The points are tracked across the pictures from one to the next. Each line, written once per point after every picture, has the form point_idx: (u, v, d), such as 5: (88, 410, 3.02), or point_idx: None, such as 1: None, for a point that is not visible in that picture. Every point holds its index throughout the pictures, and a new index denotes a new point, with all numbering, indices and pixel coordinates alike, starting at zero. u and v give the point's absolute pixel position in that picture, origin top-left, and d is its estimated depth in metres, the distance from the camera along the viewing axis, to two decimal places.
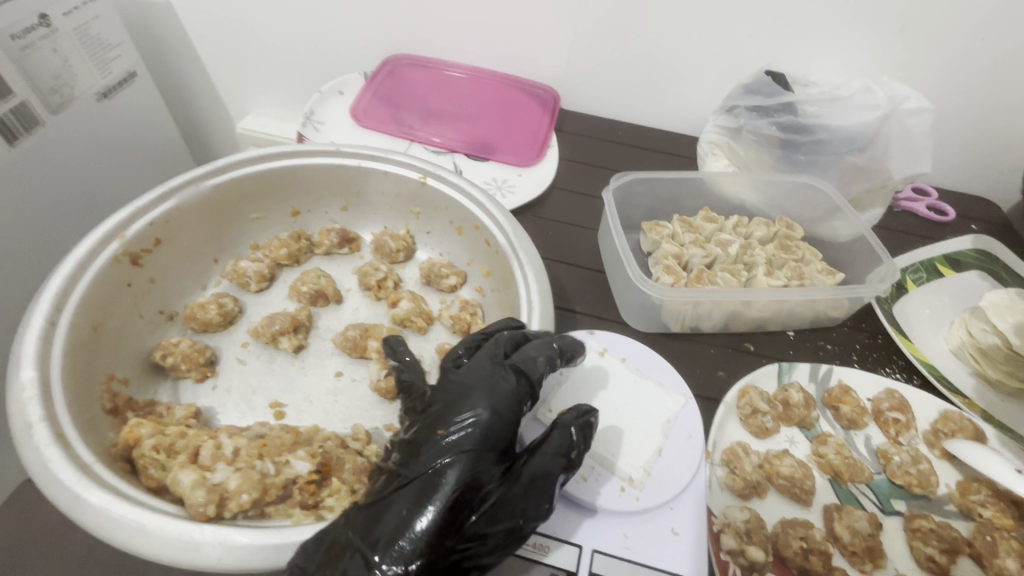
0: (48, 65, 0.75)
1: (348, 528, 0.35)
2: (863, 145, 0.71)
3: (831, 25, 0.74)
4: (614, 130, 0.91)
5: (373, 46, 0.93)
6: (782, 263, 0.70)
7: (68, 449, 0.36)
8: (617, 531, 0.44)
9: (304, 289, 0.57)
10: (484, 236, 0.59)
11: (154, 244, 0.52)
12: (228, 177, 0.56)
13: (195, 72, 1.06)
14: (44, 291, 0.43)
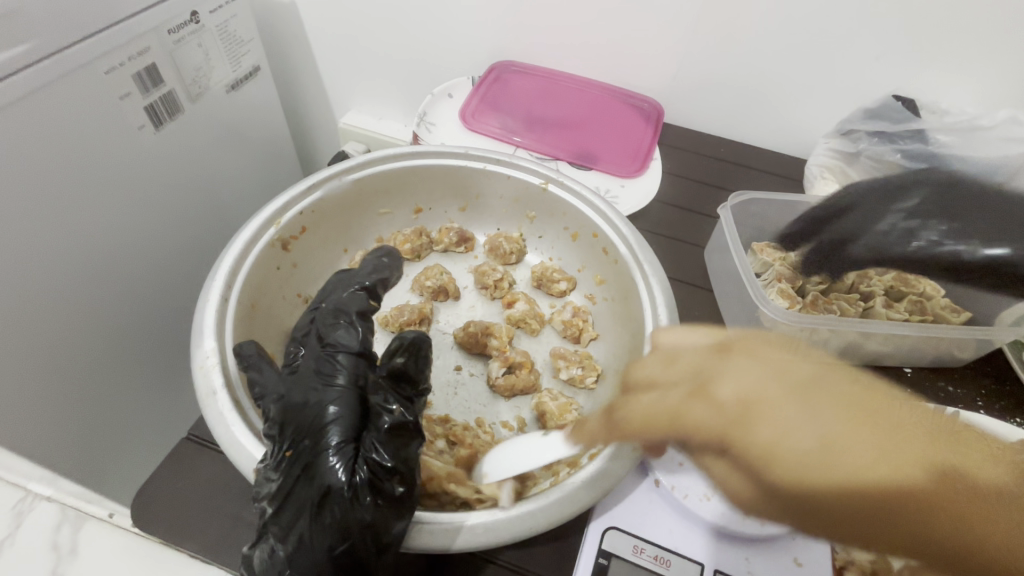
0: (193, 58, 0.81)
1: (289, 486, 0.35)
2: (1001, 180, 0.68)
3: (973, 50, 0.70)
4: (716, 146, 0.90)
5: (481, 51, 0.96)
6: (901, 296, 0.67)
7: (244, 415, 0.40)
8: (739, 554, 0.44)
9: (428, 284, 0.60)
10: (601, 245, 0.60)
11: (300, 231, 0.56)
12: (366, 173, 0.59)
13: (307, 69, 1.12)
14: (217, 270, 0.47)
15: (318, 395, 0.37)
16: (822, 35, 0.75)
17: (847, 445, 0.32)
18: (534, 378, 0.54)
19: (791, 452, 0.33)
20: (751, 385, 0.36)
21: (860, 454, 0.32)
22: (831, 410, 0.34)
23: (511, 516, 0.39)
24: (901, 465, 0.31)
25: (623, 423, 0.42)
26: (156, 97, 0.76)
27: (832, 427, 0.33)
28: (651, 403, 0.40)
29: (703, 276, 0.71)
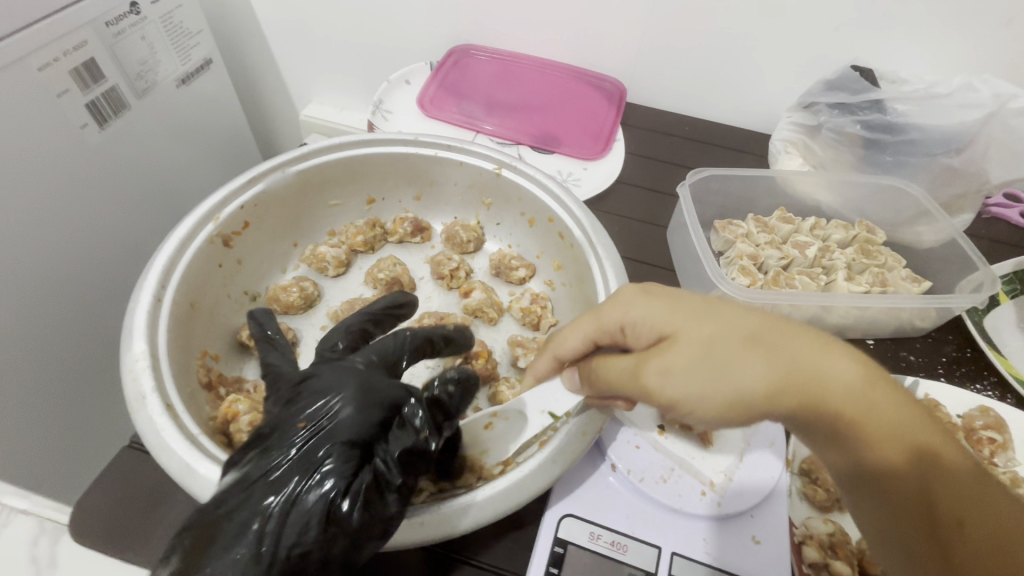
0: (136, 51, 0.77)
1: (261, 492, 0.33)
2: (959, 147, 0.67)
3: (929, 20, 0.70)
4: (681, 124, 0.89)
5: (439, 36, 0.94)
6: (862, 268, 0.67)
7: (177, 419, 0.38)
8: (697, 535, 0.43)
9: (380, 276, 0.58)
10: (558, 229, 0.59)
11: (242, 227, 0.54)
12: (311, 163, 0.57)
13: (263, 60, 1.09)
14: (149, 270, 0.45)
15: (335, 399, 0.37)
16: (781, 5, 0.73)
17: (757, 341, 0.35)
18: (492, 367, 0.54)
19: (710, 321, 0.36)
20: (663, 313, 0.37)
21: (734, 341, 0.35)
22: (743, 312, 0.36)
23: (441, 513, 0.38)
24: (837, 355, 0.35)
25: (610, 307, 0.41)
26: (98, 94, 0.72)
27: (739, 329, 0.35)
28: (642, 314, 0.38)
29: (666, 256, 0.70)
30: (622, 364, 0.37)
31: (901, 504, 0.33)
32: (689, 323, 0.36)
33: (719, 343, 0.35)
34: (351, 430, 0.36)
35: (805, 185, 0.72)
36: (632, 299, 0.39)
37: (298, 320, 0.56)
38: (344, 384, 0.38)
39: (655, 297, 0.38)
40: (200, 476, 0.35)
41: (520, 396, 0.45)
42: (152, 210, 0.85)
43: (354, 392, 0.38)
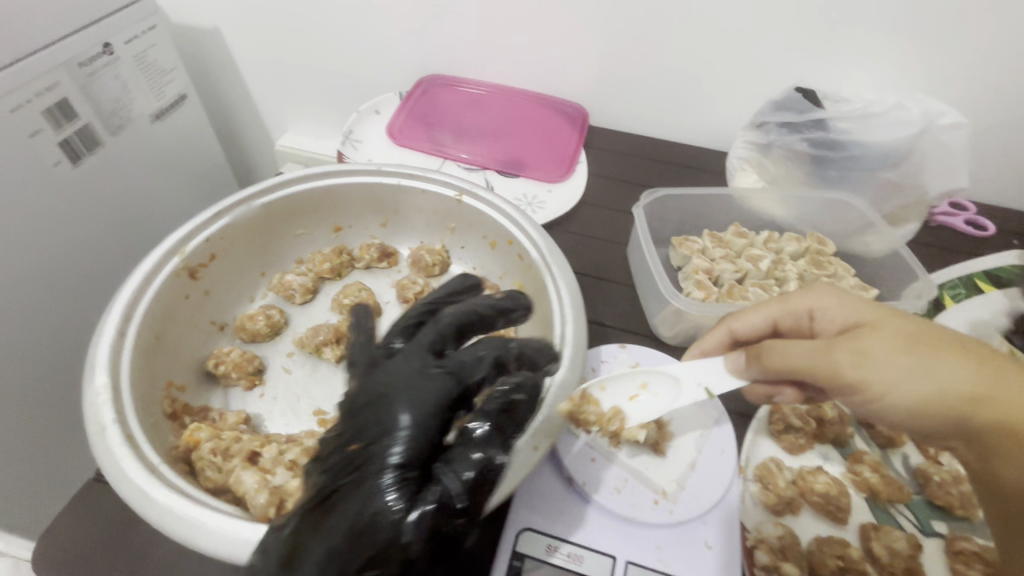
0: (110, 90, 0.79)
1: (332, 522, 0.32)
2: (896, 161, 0.71)
3: (863, 44, 0.74)
4: (642, 145, 0.92)
5: (407, 68, 0.97)
6: (814, 278, 0.69)
7: (136, 449, 0.39)
8: (651, 543, 0.45)
9: (346, 302, 0.60)
10: (517, 251, 0.61)
11: (209, 259, 0.56)
12: (277, 195, 0.60)
13: (238, 94, 1.12)
14: (114, 304, 0.46)
15: (396, 404, 0.36)
16: (725, 33, 0.78)
17: (945, 358, 0.39)
18: None
19: (891, 328, 0.41)
20: (855, 311, 0.43)
21: (911, 349, 0.39)
22: (916, 323, 0.41)
23: None
24: (1007, 378, 0.38)
25: (795, 300, 0.47)
26: (71, 132, 0.74)
27: (921, 339, 0.40)
28: (842, 313, 0.44)
29: (627, 273, 0.72)
30: (811, 347, 0.41)
31: (1017, 515, 0.37)
32: (887, 322, 0.41)
33: (908, 350, 0.39)
34: (393, 440, 0.34)
35: (758, 201, 0.76)
36: (824, 295, 0.45)
37: (265, 347, 0.58)
38: (392, 390, 0.37)
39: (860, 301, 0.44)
40: (157, 503, 0.36)
41: (671, 369, 0.51)
42: (125, 243, 0.86)
43: (421, 395, 0.36)
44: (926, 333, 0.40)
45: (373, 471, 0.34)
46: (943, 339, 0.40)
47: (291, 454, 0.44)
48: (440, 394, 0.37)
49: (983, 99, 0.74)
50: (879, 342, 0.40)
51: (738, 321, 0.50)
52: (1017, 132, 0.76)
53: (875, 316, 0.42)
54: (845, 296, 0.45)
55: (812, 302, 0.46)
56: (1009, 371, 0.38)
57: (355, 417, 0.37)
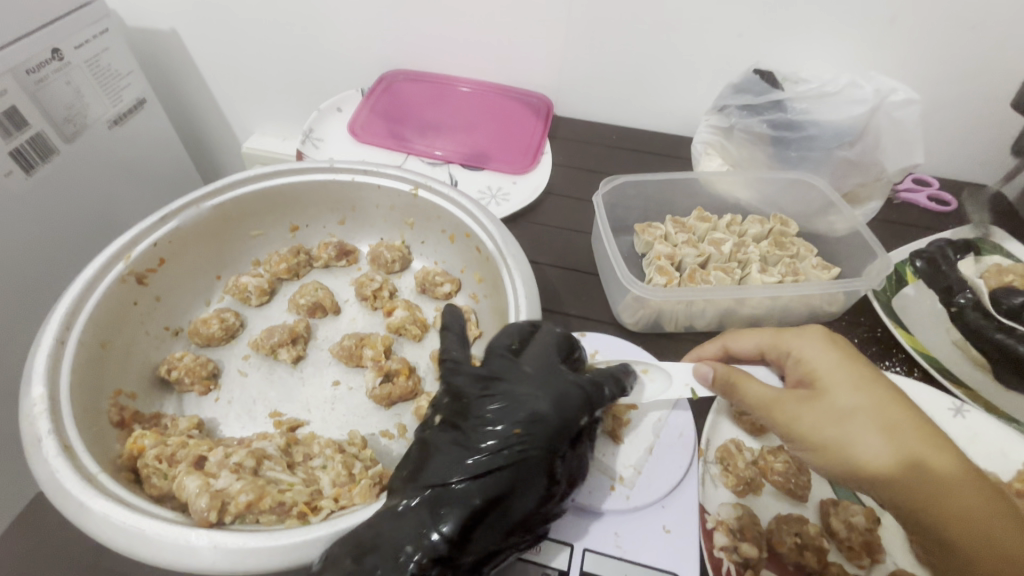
0: (62, 96, 0.76)
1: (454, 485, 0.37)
2: (853, 139, 0.72)
3: (819, 23, 0.74)
4: (608, 134, 0.92)
5: (368, 63, 0.96)
6: (777, 260, 0.69)
7: (74, 460, 0.38)
8: (608, 530, 0.45)
9: (302, 302, 0.59)
10: (475, 244, 0.61)
11: (157, 264, 0.55)
12: (227, 196, 0.59)
13: (200, 97, 1.10)
14: (52, 313, 0.45)
15: (532, 403, 0.41)
16: (684, 17, 0.77)
17: (883, 433, 0.42)
18: (413, 383, 0.53)
19: (849, 396, 0.44)
20: (831, 369, 0.45)
21: (853, 419, 0.43)
22: (874, 397, 0.44)
23: (284, 546, 0.36)
24: (932, 459, 0.41)
25: (782, 339, 0.49)
26: (22, 140, 0.71)
27: (868, 410, 0.43)
28: (815, 366, 0.46)
29: (590, 262, 0.72)
30: (764, 395, 0.45)
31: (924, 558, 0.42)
32: (845, 388, 0.44)
33: (864, 424, 0.43)
34: (542, 431, 0.40)
35: (721, 184, 0.76)
36: (809, 337, 0.48)
37: (220, 351, 0.57)
38: (539, 392, 0.42)
39: (840, 354, 0.46)
40: (94, 512, 0.36)
41: (671, 365, 0.52)
42: (84, 252, 0.84)
43: (556, 403, 0.41)
44: (875, 407, 0.43)
45: (537, 460, 0.39)
46: (889, 414, 0.43)
47: (239, 456, 0.43)
48: (578, 407, 0.42)
49: (940, 74, 0.75)
50: (829, 408, 0.43)
51: (734, 340, 0.53)
52: (973, 106, 0.76)
53: (845, 375, 0.45)
54: (823, 349, 0.46)
55: (794, 346, 0.48)
56: (936, 456, 0.42)
57: (512, 406, 0.41)
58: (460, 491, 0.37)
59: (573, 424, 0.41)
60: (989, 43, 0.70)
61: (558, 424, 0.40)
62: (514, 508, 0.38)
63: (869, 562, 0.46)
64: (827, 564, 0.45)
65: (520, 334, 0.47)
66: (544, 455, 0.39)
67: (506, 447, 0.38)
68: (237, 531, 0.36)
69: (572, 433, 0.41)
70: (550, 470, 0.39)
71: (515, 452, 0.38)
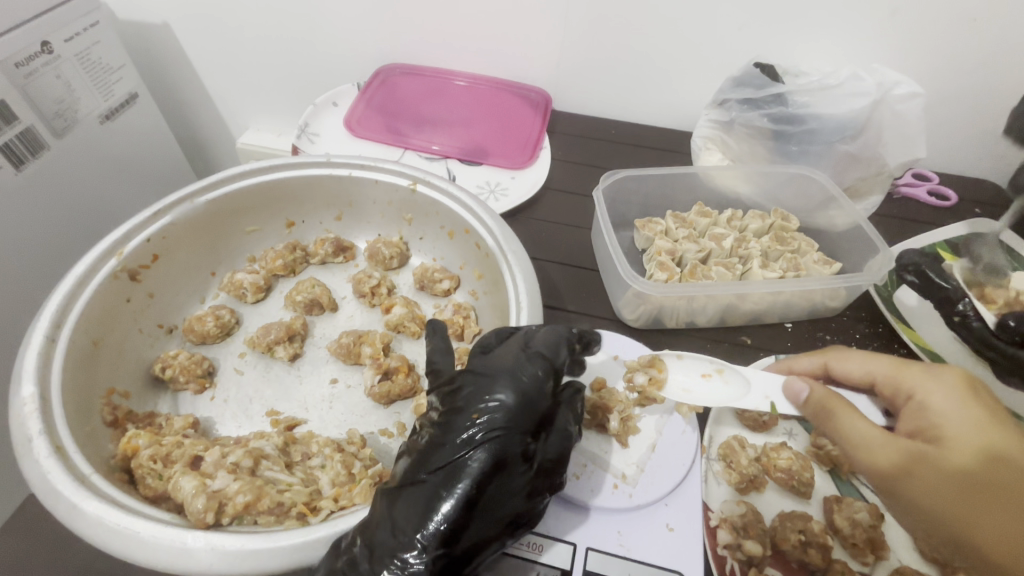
0: (51, 90, 0.74)
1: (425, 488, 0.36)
2: (854, 133, 0.71)
3: (820, 15, 0.73)
4: (607, 128, 0.91)
5: (364, 57, 0.94)
6: (778, 255, 0.69)
7: (66, 460, 0.37)
8: (611, 529, 0.44)
9: (299, 298, 0.58)
10: (474, 240, 0.60)
11: (151, 260, 0.54)
12: (222, 191, 0.58)
13: (194, 91, 1.08)
14: (42, 310, 0.44)
15: (489, 390, 0.39)
16: (683, 10, 0.76)
17: (999, 500, 0.39)
18: (412, 381, 0.52)
19: (970, 451, 0.41)
20: (957, 421, 0.42)
21: (963, 476, 0.40)
22: (1005, 460, 0.40)
23: (283, 547, 0.35)
24: None
25: (903, 377, 0.46)
26: (11, 135, 0.69)
27: (987, 473, 0.40)
28: (942, 415, 0.43)
29: (591, 257, 0.71)
30: (865, 427, 0.43)
31: None
32: (976, 448, 0.41)
33: (988, 483, 0.39)
34: (502, 414, 0.38)
35: (722, 179, 0.75)
36: (940, 382, 0.44)
37: (215, 349, 0.56)
38: (492, 377, 0.40)
39: (978, 406, 0.43)
40: (87, 513, 0.35)
41: (750, 372, 0.51)
42: (76, 249, 0.83)
43: (509, 383, 0.40)
44: (1009, 467, 0.40)
45: (505, 444, 0.37)
46: (1016, 483, 0.39)
47: (236, 455, 0.42)
48: (537, 381, 0.40)
49: (941, 68, 0.74)
50: (942, 459, 0.41)
51: (840, 361, 0.50)
52: (973, 100, 0.76)
53: (983, 433, 0.41)
54: (955, 399, 0.43)
55: (919, 388, 0.45)
56: None
57: (477, 394, 0.39)
58: (435, 482, 0.36)
59: (541, 405, 0.40)
60: (990, 37, 0.70)
61: (525, 406, 0.39)
62: (493, 492, 0.36)
63: (873, 559, 0.46)
64: (832, 562, 0.44)
65: (497, 336, 0.45)
66: (513, 434, 0.38)
67: (468, 434, 0.37)
68: (235, 532, 0.35)
69: (541, 413, 0.40)
70: (522, 447, 0.38)
71: (477, 436, 0.37)
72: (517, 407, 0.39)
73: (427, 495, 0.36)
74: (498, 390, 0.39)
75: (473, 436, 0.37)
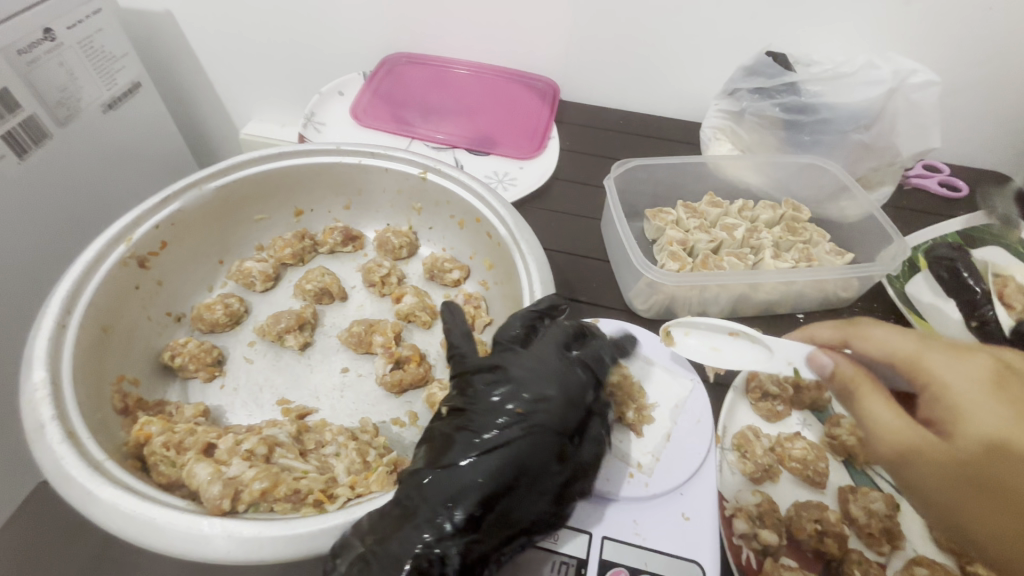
0: (54, 78, 0.73)
1: (460, 477, 0.35)
2: (867, 123, 0.70)
3: (833, 3, 0.72)
4: (615, 119, 0.90)
5: (370, 46, 0.93)
6: (790, 245, 0.68)
7: (79, 446, 0.37)
8: (627, 518, 0.44)
9: (309, 287, 0.58)
10: (485, 229, 0.59)
11: (159, 247, 0.53)
12: (231, 178, 0.57)
13: (197, 81, 1.07)
14: (51, 297, 0.44)
15: (532, 386, 0.40)
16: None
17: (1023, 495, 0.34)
18: (424, 370, 0.52)
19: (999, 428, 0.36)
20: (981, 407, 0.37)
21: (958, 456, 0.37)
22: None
23: (300, 535, 0.34)
24: None
25: (926, 365, 0.42)
26: (15, 123, 0.69)
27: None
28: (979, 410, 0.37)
29: (600, 248, 0.71)
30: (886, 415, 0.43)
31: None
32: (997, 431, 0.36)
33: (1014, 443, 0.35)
34: (543, 410, 0.39)
35: (733, 169, 0.74)
36: (971, 366, 0.40)
37: (225, 337, 0.55)
38: (536, 374, 0.41)
39: (1007, 401, 0.37)
40: (101, 500, 0.35)
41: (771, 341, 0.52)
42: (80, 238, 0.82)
43: (553, 382, 0.40)
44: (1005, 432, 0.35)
45: (545, 443, 0.38)
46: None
47: (250, 443, 0.42)
48: (579, 385, 0.41)
49: (955, 57, 0.73)
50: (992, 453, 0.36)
51: (861, 339, 0.49)
52: (986, 89, 0.75)
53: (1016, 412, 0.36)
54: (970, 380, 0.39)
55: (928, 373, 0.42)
56: None
57: (517, 387, 0.40)
58: (468, 473, 0.36)
59: (582, 408, 0.40)
60: (1005, 25, 0.69)
61: (567, 406, 0.39)
62: (532, 487, 0.36)
63: (890, 549, 0.46)
64: (848, 551, 0.44)
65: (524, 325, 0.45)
66: (550, 433, 0.38)
67: (509, 427, 0.37)
68: (252, 519, 0.34)
69: (579, 416, 0.40)
70: (560, 448, 0.38)
71: (518, 431, 0.37)
72: (559, 406, 0.39)
73: (462, 485, 0.35)
74: (542, 388, 0.40)
75: (513, 430, 0.37)
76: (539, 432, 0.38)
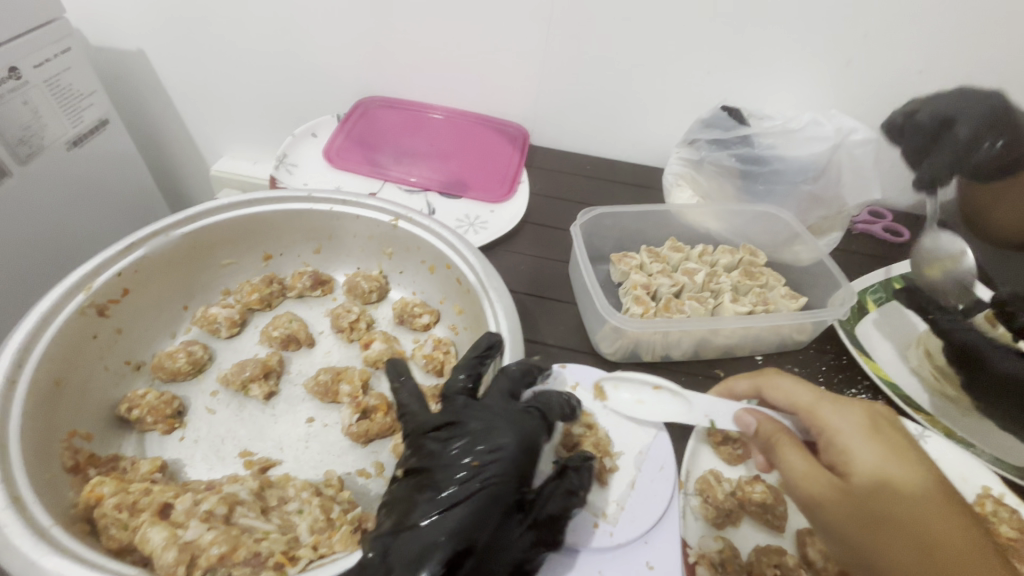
0: (17, 116, 0.72)
1: (424, 536, 0.37)
2: (815, 175, 0.75)
3: (780, 65, 0.78)
4: (582, 164, 0.94)
5: (345, 90, 0.95)
6: (747, 289, 0.72)
7: (24, 512, 0.36)
8: (592, 569, 0.44)
9: (275, 334, 0.57)
10: (455, 275, 0.60)
11: (121, 294, 0.52)
12: (198, 225, 0.57)
13: (168, 117, 1.07)
14: (3, 350, 0.42)
15: (491, 436, 0.42)
16: (653, 56, 0.80)
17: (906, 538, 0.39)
18: (392, 420, 0.52)
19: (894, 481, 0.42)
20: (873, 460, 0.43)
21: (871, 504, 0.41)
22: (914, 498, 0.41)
23: None
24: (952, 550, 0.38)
25: (827, 418, 0.46)
26: None
27: (909, 509, 0.40)
28: (869, 463, 0.43)
29: (568, 291, 0.72)
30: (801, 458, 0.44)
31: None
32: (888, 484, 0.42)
33: (887, 483, 0.42)
34: (503, 461, 0.40)
35: (694, 216, 0.78)
36: (853, 418, 0.45)
37: (187, 386, 0.54)
38: (494, 423, 0.43)
39: (883, 443, 0.44)
40: (46, 571, 0.33)
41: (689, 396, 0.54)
42: (35, 279, 0.80)
43: (509, 433, 0.42)
44: (894, 472, 0.42)
45: (503, 492, 0.39)
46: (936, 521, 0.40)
47: (207, 503, 0.41)
48: (535, 433, 0.43)
49: (889, 116, 0.80)
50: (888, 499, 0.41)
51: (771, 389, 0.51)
52: None
53: (886, 455, 0.43)
54: (867, 434, 0.44)
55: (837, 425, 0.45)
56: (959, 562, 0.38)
57: (475, 439, 0.41)
58: (432, 532, 0.37)
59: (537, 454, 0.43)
60: (933, 89, 0.76)
61: (515, 454, 0.41)
62: (498, 539, 0.38)
63: None
64: None
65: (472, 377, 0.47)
66: (510, 484, 0.40)
67: (470, 480, 0.39)
68: None
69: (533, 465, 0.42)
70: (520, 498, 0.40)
71: (478, 484, 0.39)
72: (516, 457, 0.41)
73: (427, 542, 0.36)
74: (500, 437, 0.42)
75: (470, 484, 0.39)
76: (499, 483, 0.39)
